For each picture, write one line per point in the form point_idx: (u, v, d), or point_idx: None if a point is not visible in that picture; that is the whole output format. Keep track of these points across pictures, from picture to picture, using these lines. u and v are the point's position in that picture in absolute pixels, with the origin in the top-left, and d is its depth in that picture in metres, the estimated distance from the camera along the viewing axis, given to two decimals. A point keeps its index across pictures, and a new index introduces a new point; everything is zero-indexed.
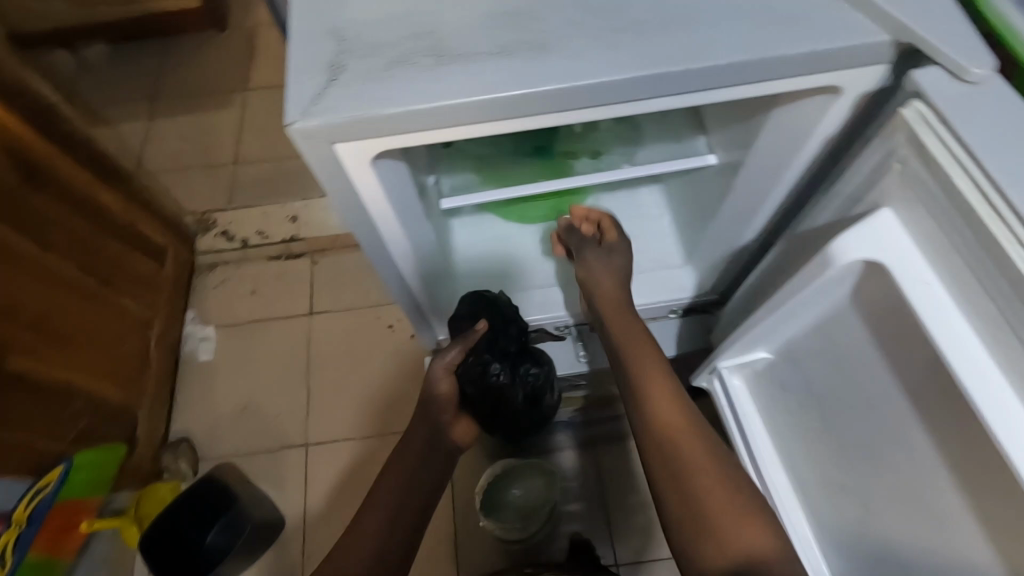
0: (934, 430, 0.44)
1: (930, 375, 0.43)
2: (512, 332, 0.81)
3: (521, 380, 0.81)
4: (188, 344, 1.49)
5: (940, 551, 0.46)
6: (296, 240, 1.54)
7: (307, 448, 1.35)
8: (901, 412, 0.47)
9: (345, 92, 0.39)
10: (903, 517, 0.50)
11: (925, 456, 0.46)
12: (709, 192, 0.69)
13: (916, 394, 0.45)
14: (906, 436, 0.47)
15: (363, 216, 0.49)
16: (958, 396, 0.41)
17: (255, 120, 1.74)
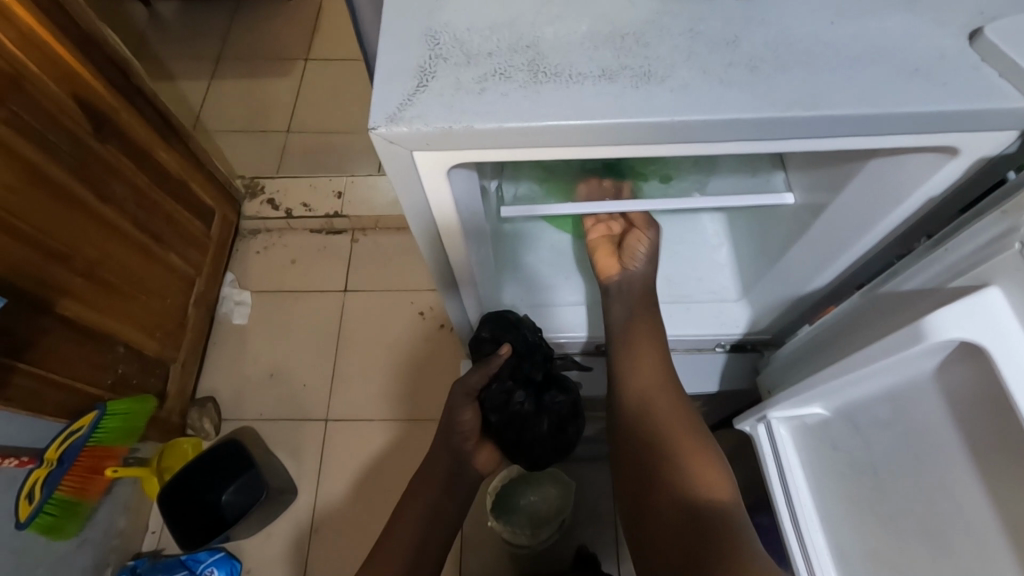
0: (1012, 534, 0.41)
1: (1016, 468, 0.40)
2: (536, 356, 0.78)
3: (547, 407, 0.79)
4: (224, 306, 1.51)
5: None
6: (339, 216, 1.54)
7: (327, 424, 1.36)
8: (973, 500, 0.44)
9: (435, 101, 0.38)
10: None
11: (997, 559, 0.42)
12: (780, 228, 0.66)
13: (996, 486, 0.42)
14: (977, 528, 0.44)
15: (426, 219, 0.48)
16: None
17: (312, 90, 1.75)
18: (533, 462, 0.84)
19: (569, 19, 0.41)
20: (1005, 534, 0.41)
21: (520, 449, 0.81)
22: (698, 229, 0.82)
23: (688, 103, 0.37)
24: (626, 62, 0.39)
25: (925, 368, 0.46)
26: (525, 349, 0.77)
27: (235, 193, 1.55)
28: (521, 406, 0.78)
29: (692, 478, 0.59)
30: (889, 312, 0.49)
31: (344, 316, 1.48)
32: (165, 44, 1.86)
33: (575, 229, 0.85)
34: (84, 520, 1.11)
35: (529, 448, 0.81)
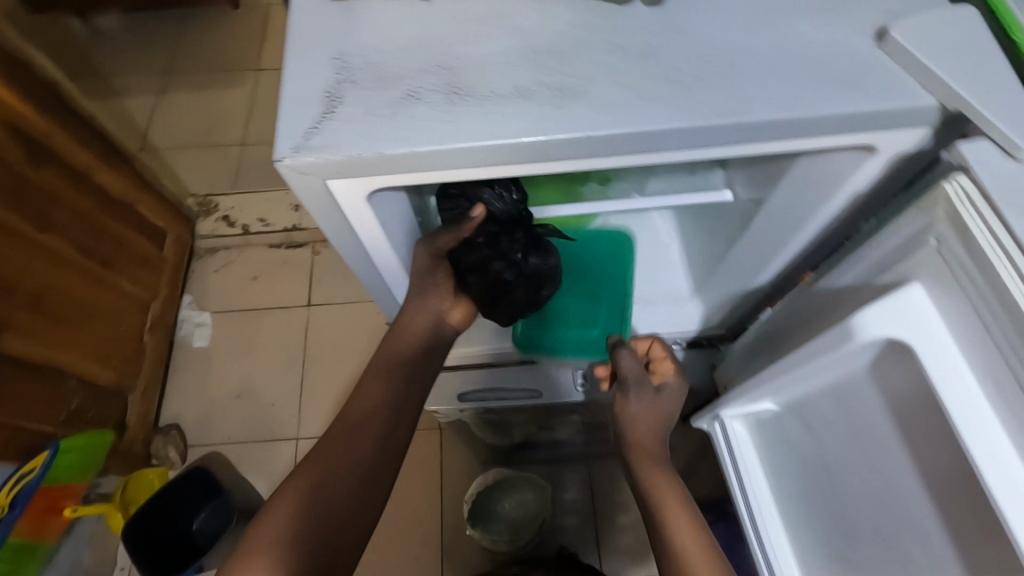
0: (946, 519, 0.43)
1: (956, 467, 0.40)
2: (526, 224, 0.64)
3: (536, 277, 0.65)
4: (184, 329, 1.47)
5: None
6: (298, 230, 1.51)
7: (297, 442, 1.34)
8: (917, 495, 0.44)
9: (345, 128, 0.36)
10: None
11: (937, 545, 0.44)
12: (727, 224, 0.66)
13: (935, 481, 0.43)
14: (921, 521, 0.45)
15: (358, 244, 0.46)
16: (979, 492, 0.39)
17: (264, 101, 1.70)
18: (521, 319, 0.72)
19: (483, 35, 0.40)
20: (940, 519, 0.43)
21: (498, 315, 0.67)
22: (647, 227, 0.82)
23: (604, 119, 0.37)
24: (542, 78, 0.38)
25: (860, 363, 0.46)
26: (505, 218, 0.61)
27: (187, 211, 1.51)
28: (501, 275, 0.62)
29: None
30: (828, 310, 0.50)
31: (309, 332, 1.45)
32: (107, 59, 1.79)
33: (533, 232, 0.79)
34: (43, 561, 1.06)
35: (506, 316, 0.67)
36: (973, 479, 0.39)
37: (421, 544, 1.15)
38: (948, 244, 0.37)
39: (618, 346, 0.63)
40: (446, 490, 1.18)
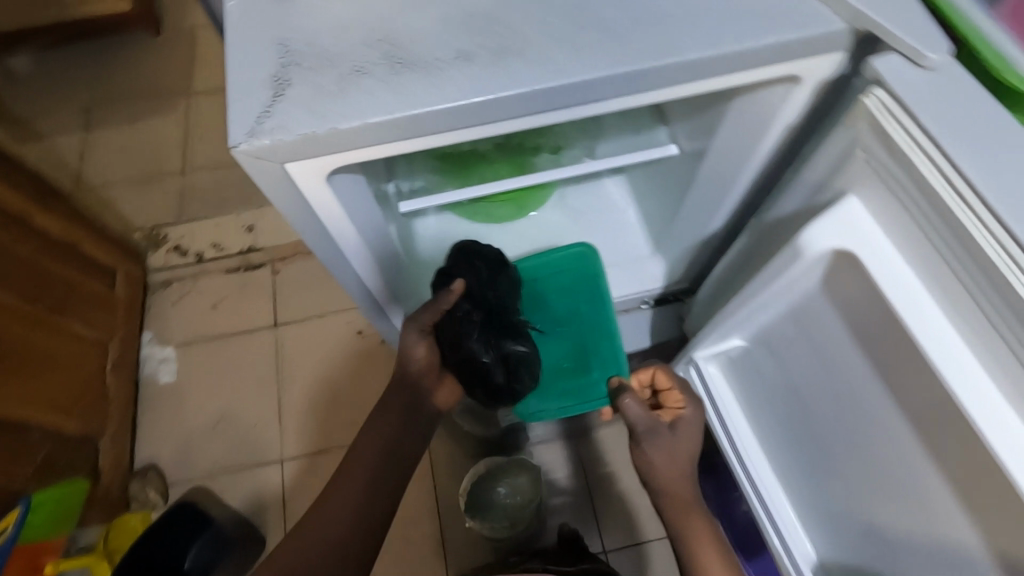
0: (906, 411, 0.46)
1: (909, 364, 0.43)
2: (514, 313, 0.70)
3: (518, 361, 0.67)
4: (148, 367, 1.43)
5: (921, 528, 0.48)
6: (254, 250, 1.50)
7: (282, 465, 1.32)
8: (880, 395, 0.48)
9: (295, 108, 0.37)
10: (885, 499, 0.51)
11: (901, 437, 0.47)
12: (676, 179, 0.69)
13: (892, 378, 0.46)
14: (885, 419, 0.48)
15: (322, 230, 0.47)
16: (927, 381, 0.43)
17: (201, 125, 1.66)
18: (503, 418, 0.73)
19: (419, 7, 0.41)
20: (901, 413, 0.46)
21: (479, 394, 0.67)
22: (603, 194, 0.85)
23: (546, 72, 0.38)
24: (481, 42, 0.39)
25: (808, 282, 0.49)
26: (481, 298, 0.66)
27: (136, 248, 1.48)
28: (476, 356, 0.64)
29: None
30: (779, 238, 0.53)
31: (279, 352, 1.43)
32: (27, 101, 1.71)
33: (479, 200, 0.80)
34: None
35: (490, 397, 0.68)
36: (921, 368, 0.42)
37: (422, 542, 1.15)
38: (874, 153, 0.41)
39: (620, 391, 0.58)
40: (441, 486, 1.19)
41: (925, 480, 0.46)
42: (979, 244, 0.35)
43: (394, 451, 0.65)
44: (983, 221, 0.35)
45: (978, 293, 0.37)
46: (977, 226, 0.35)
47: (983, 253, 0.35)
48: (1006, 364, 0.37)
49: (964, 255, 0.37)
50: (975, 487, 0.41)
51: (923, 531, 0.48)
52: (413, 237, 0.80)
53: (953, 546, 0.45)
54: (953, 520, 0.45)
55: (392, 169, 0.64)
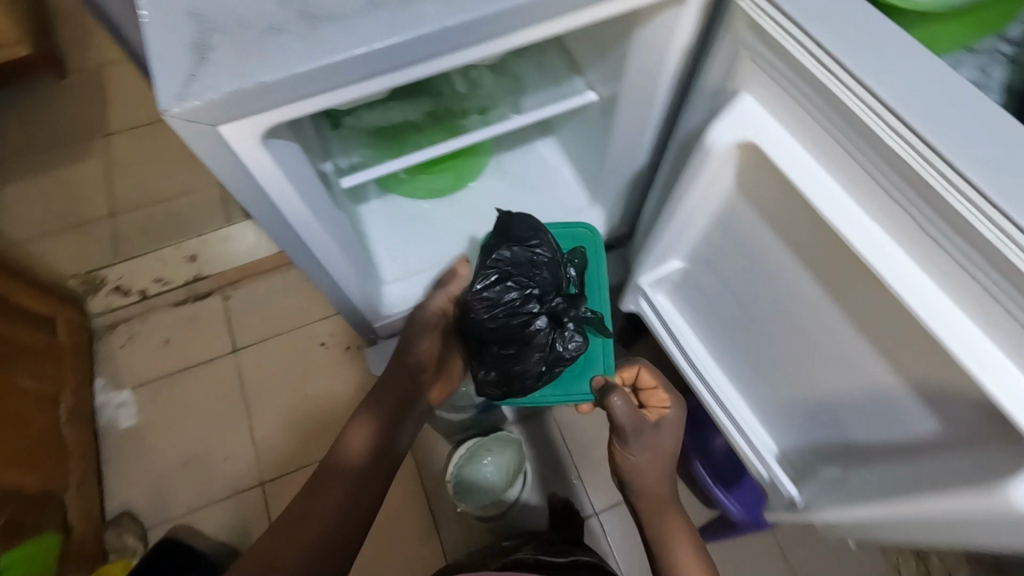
0: (817, 277, 0.53)
1: (812, 232, 0.50)
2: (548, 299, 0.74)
3: (537, 341, 0.71)
4: (104, 415, 1.42)
5: (851, 380, 0.55)
6: (200, 279, 1.50)
7: (262, 487, 1.37)
8: (797, 273, 0.54)
9: (219, 68, 0.38)
10: (818, 367, 0.58)
11: (817, 304, 0.54)
12: (597, 128, 0.75)
13: (803, 253, 0.52)
14: (805, 295, 0.55)
15: (261, 195, 0.50)
16: (831, 243, 0.49)
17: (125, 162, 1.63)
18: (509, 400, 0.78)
19: None
20: (813, 280, 0.53)
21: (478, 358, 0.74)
22: (536, 156, 0.89)
23: (453, 9, 0.41)
24: None
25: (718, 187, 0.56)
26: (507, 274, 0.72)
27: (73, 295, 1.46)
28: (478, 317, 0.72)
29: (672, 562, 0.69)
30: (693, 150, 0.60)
31: (240, 376, 1.47)
32: None
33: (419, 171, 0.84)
34: None
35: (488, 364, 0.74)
36: (824, 232, 0.49)
37: (414, 531, 1.16)
38: (755, 48, 0.48)
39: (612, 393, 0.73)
40: (426, 472, 1.20)
41: (843, 335, 0.53)
42: (845, 103, 0.42)
43: (372, 457, 0.72)
44: (845, 82, 0.42)
45: (852, 149, 0.44)
46: (842, 87, 0.42)
47: (849, 110, 0.42)
48: (875, 198, 0.45)
49: (836, 117, 0.44)
50: (885, 327, 0.48)
51: (853, 382, 0.54)
52: (361, 223, 0.84)
53: (876, 387, 0.52)
54: (870, 364, 0.52)
55: (328, 149, 0.67)
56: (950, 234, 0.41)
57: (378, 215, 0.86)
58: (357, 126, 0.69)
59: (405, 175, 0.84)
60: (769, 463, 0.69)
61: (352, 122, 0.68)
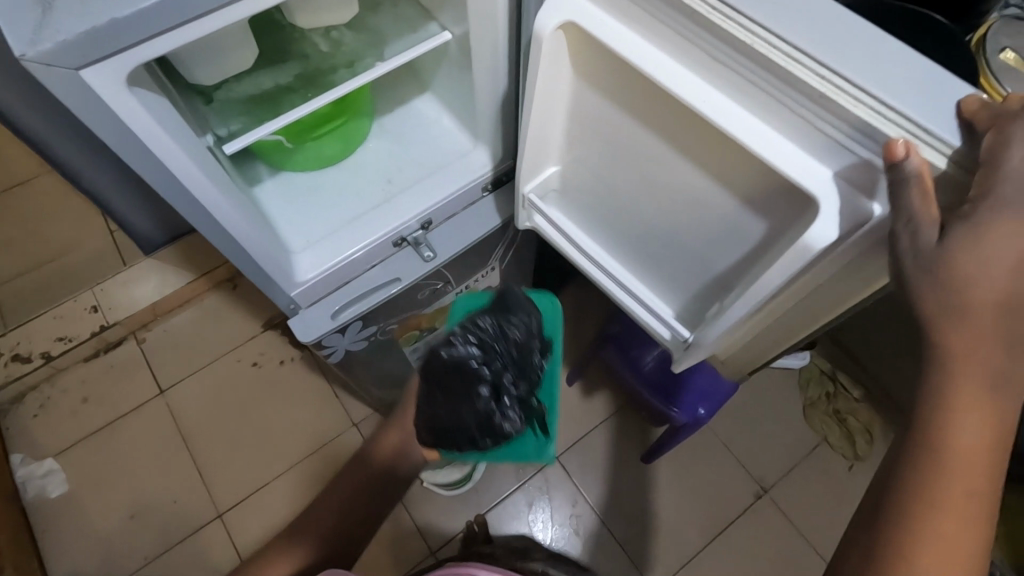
0: (653, 131, 0.70)
1: (635, 84, 0.67)
2: (510, 371, 0.85)
3: (475, 404, 0.82)
4: (32, 487, 1.52)
5: (690, 204, 0.72)
6: (109, 327, 1.63)
7: (222, 517, 1.52)
8: (636, 130, 0.72)
9: (66, 15, 0.47)
10: (667, 205, 0.75)
11: (657, 151, 0.71)
12: (460, 66, 0.82)
13: (633, 107, 0.69)
14: (647, 147, 0.72)
15: (135, 141, 0.57)
16: (648, 91, 0.66)
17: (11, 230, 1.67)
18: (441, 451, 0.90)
19: None
20: (648, 132, 0.70)
21: (428, 388, 0.86)
22: (416, 113, 0.95)
23: None
24: None
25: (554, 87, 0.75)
26: (489, 334, 0.85)
27: None
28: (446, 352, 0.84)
29: None
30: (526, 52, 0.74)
31: (176, 413, 1.61)
32: None
33: (300, 140, 0.85)
34: None
35: (432, 398, 0.85)
36: (644, 85, 0.66)
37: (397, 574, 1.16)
38: None
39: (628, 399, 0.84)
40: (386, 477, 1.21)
41: (681, 169, 0.70)
42: None
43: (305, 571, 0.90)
44: None
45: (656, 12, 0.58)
46: None
47: None
48: (689, 54, 0.59)
49: None
50: (699, 151, 0.66)
51: (692, 204, 0.72)
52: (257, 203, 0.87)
53: (708, 201, 0.70)
54: (703, 187, 0.69)
55: (203, 119, 0.70)
56: (772, 80, 0.54)
57: (272, 195, 0.89)
58: (229, 99, 0.73)
59: (292, 146, 0.85)
60: (670, 322, 0.86)
61: (224, 95, 0.72)
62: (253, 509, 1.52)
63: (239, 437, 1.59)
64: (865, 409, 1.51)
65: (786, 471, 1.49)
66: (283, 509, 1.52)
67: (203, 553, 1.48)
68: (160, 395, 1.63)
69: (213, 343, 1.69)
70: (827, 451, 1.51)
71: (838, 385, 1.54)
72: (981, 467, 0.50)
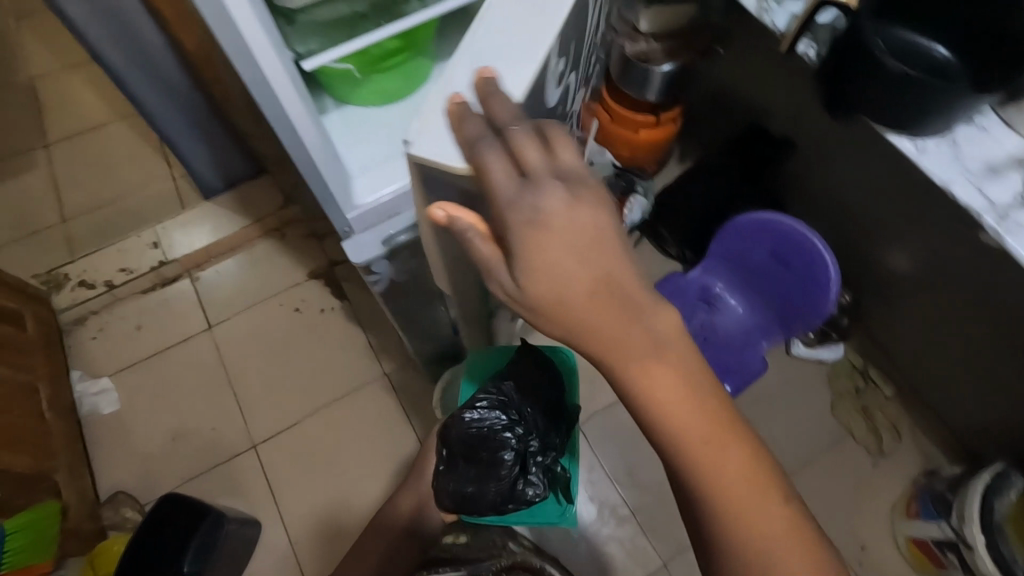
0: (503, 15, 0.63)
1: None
2: (530, 432, 1.08)
3: (501, 466, 1.05)
4: (87, 404, 1.63)
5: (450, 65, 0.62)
6: (167, 263, 1.72)
7: (256, 449, 1.60)
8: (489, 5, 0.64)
9: None
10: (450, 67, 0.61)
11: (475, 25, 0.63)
12: None
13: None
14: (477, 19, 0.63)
15: (238, 40, 0.64)
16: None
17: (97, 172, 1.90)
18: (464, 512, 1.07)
19: None
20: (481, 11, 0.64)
21: (466, 449, 1.06)
22: None
23: None
24: None
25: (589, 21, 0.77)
26: (512, 401, 1.08)
27: (44, 295, 1.67)
28: (482, 419, 1.06)
29: None
30: None
31: (220, 348, 1.70)
32: None
33: (368, 70, 0.89)
34: None
35: (470, 458, 1.06)
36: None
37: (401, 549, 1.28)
38: None
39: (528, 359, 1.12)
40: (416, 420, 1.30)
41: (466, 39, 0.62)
42: None
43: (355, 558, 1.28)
44: None
45: None
46: None
47: None
48: None
49: None
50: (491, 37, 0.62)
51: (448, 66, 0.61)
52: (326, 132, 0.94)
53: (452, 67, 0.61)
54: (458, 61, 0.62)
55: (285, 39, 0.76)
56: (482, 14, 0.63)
57: (337, 126, 0.95)
58: (309, 22, 0.78)
59: (360, 77, 0.90)
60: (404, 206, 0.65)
61: (305, 19, 0.76)
62: (285, 444, 1.60)
63: (277, 375, 1.67)
64: (894, 406, 1.49)
65: (810, 460, 1.48)
66: (313, 447, 1.60)
67: (235, 481, 1.57)
68: (208, 330, 1.72)
69: (259, 287, 1.77)
70: (851, 444, 1.48)
71: (868, 381, 1.51)
72: (702, 421, 0.59)
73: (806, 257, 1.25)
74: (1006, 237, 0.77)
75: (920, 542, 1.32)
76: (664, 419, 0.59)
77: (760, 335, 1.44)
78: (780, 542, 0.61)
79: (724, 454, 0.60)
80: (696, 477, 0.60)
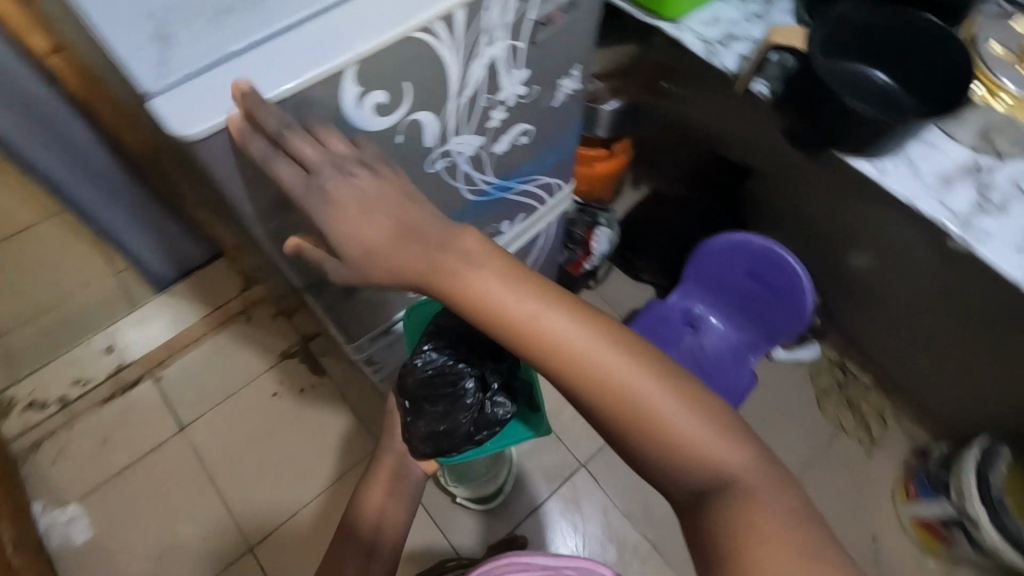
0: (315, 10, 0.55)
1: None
2: (483, 355, 1.02)
3: (464, 399, 0.99)
4: (56, 535, 1.50)
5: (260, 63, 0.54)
6: (125, 367, 1.62)
7: (253, 550, 1.50)
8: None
9: (185, 53, 0.51)
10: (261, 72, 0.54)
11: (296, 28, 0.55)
12: None
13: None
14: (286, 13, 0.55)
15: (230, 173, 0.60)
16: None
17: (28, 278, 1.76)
18: (443, 454, 1.02)
19: None
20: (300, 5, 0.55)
21: (426, 391, 1.00)
22: None
23: None
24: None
25: (520, 39, 0.67)
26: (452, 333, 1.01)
27: None
28: (429, 358, 0.99)
29: (658, 471, 0.57)
30: None
31: (196, 448, 1.60)
32: None
33: None
34: None
35: (432, 399, 1.00)
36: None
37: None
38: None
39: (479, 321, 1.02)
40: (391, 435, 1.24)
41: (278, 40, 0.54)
42: None
43: None
44: None
45: None
46: None
47: None
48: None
49: None
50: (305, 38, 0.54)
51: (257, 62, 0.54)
52: None
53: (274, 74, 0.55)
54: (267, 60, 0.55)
55: None
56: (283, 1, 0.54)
57: None
58: None
59: None
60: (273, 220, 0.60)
61: None
62: (283, 539, 1.51)
63: (262, 467, 1.58)
64: (875, 393, 1.56)
65: (809, 459, 1.52)
66: (313, 537, 1.51)
67: None
68: (180, 432, 1.61)
69: (230, 377, 1.68)
70: (844, 438, 1.54)
71: (847, 373, 1.58)
72: (540, 297, 0.59)
73: (787, 275, 1.30)
74: (974, 244, 0.84)
75: (925, 522, 1.38)
76: (485, 312, 0.59)
77: (748, 350, 1.47)
78: (658, 393, 0.58)
79: (563, 328, 0.59)
80: (559, 372, 0.59)
